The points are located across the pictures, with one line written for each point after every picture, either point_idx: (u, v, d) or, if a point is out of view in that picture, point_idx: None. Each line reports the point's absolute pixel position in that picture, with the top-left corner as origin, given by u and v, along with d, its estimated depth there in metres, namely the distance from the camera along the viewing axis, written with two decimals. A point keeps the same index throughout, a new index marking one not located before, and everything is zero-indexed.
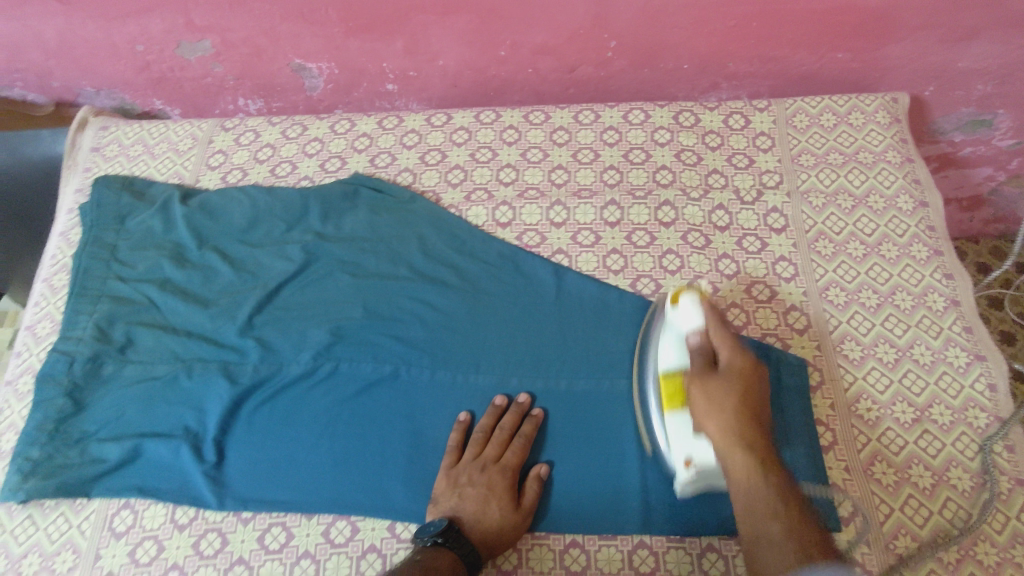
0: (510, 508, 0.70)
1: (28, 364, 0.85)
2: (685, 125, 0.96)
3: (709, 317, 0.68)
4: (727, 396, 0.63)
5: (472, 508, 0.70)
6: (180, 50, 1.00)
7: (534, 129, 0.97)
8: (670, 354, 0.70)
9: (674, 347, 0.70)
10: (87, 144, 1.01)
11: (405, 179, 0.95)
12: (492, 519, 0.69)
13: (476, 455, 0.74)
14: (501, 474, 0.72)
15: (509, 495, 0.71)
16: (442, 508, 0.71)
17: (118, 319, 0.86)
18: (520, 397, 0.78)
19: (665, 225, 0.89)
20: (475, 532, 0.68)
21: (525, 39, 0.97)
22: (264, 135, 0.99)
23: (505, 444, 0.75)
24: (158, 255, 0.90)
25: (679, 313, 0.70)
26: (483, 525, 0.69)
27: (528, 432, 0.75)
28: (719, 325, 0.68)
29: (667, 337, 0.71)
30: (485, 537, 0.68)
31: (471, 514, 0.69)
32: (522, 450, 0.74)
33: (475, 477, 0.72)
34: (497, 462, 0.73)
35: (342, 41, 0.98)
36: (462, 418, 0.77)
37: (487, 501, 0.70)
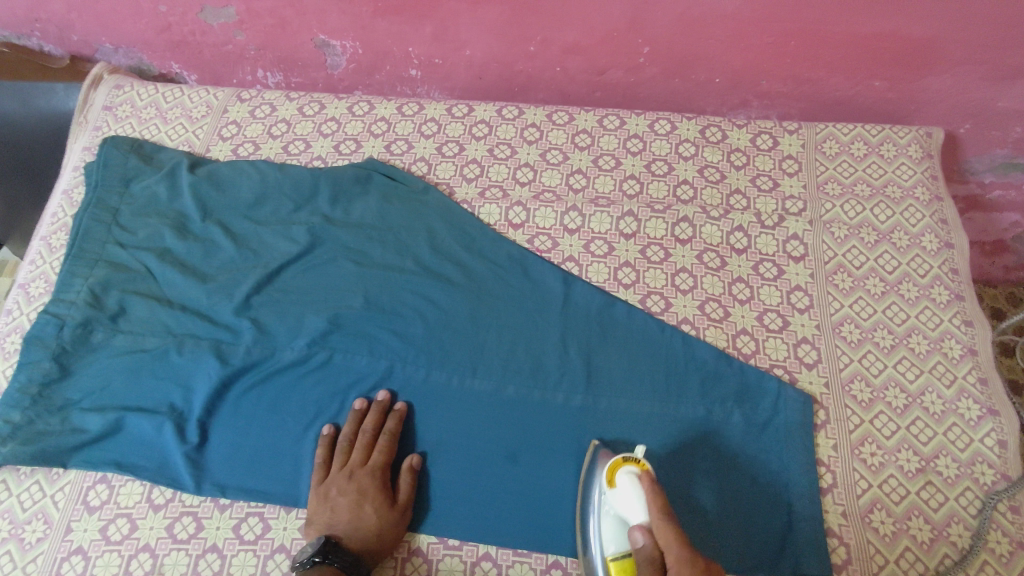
0: (387, 510, 0.70)
1: (17, 324, 0.83)
2: (711, 141, 0.93)
3: (650, 503, 0.61)
4: (653, 498, 0.60)
5: (346, 517, 0.69)
6: (202, 14, 0.97)
7: (557, 129, 0.94)
8: (611, 540, 0.64)
9: (614, 536, 0.64)
10: (99, 102, 0.98)
11: (419, 169, 0.92)
12: (369, 524, 0.68)
13: (344, 463, 0.73)
14: (370, 477, 0.71)
15: (382, 497, 0.70)
16: (316, 526, 0.69)
17: (113, 286, 0.83)
18: (379, 395, 0.77)
19: (681, 242, 0.86)
20: (355, 541, 0.67)
21: (557, 37, 0.94)
22: (280, 110, 0.97)
23: (369, 446, 0.74)
24: (160, 223, 0.87)
25: (618, 496, 0.63)
26: (361, 533, 0.68)
27: (391, 428, 0.75)
28: (659, 511, 0.59)
29: (608, 522, 0.64)
30: (367, 545, 0.67)
31: (347, 525, 0.68)
32: (386, 452, 0.73)
33: (344, 485, 0.71)
34: (364, 466, 0.73)
35: (368, 21, 0.95)
36: (325, 431, 0.75)
37: (360, 508, 0.69)
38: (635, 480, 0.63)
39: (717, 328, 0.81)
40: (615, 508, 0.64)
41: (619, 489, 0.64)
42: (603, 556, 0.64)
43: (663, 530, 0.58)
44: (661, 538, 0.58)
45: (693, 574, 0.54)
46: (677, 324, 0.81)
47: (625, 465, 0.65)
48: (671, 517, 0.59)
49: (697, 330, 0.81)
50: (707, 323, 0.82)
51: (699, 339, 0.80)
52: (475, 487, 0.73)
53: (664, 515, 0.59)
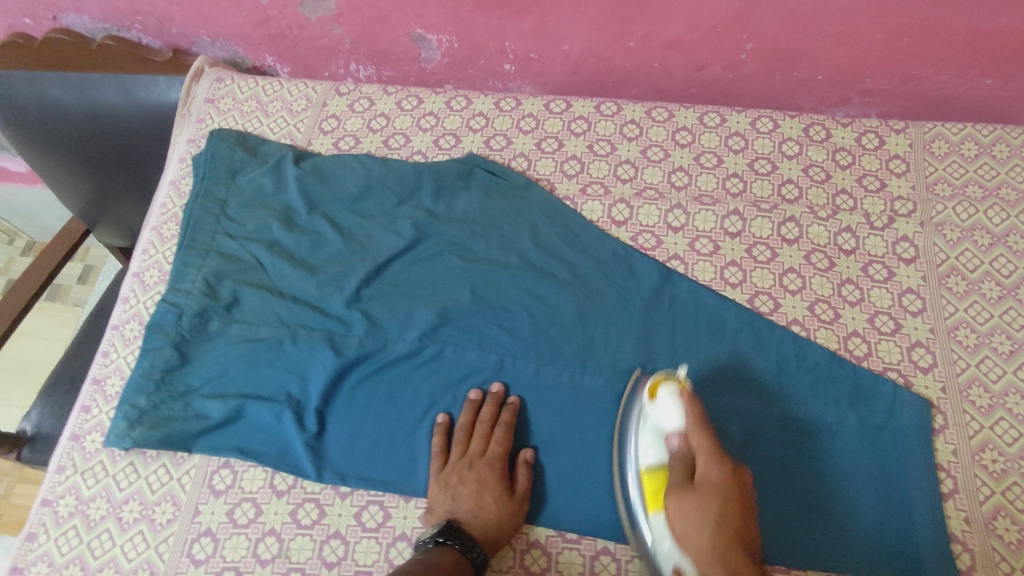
0: (506, 499, 0.71)
1: (135, 311, 0.85)
2: (815, 139, 0.92)
3: (689, 415, 0.66)
4: (693, 408, 0.66)
5: (468, 504, 0.71)
6: (302, 7, 0.97)
7: (657, 126, 0.94)
8: (650, 452, 0.68)
9: (653, 445, 0.69)
10: (201, 94, 1.00)
11: (520, 164, 0.92)
12: (489, 512, 0.70)
13: (463, 454, 0.75)
14: (490, 467, 0.73)
15: (501, 487, 0.72)
16: (439, 512, 0.71)
17: (226, 277, 0.85)
18: (494, 387, 0.78)
19: (788, 243, 0.85)
20: (476, 527, 0.69)
21: (659, 32, 0.92)
22: (379, 103, 0.97)
23: (488, 436, 0.75)
24: (268, 216, 0.89)
25: (658, 410, 0.68)
26: (482, 519, 0.69)
27: (508, 419, 0.76)
28: (698, 422, 0.65)
29: (645, 433, 0.70)
30: (487, 532, 0.69)
31: (468, 510, 0.70)
32: (505, 443, 0.75)
33: (464, 473, 0.73)
34: (483, 456, 0.74)
35: (469, 15, 0.94)
36: (441, 420, 0.77)
37: (481, 496, 0.71)
38: (674, 395, 0.68)
39: (827, 330, 0.80)
40: (654, 418, 0.69)
41: (660, 403, 0.68)
42: (638, 488, 0.69)
43: (698, 437, 0.65)
44: (697, 444, 0.65)
45: (722, 479, 0.62)
46: (787, 325, 0.81)
47: (667, 382, 0.69)
48: (708, 429, 0.65)
49: (808, 331, 0.81)
50: (818, 324, 0.81)
51: (810, 341, 0.80)
52: (588, 483, 0.74)
53: (704, 429, 0.65)
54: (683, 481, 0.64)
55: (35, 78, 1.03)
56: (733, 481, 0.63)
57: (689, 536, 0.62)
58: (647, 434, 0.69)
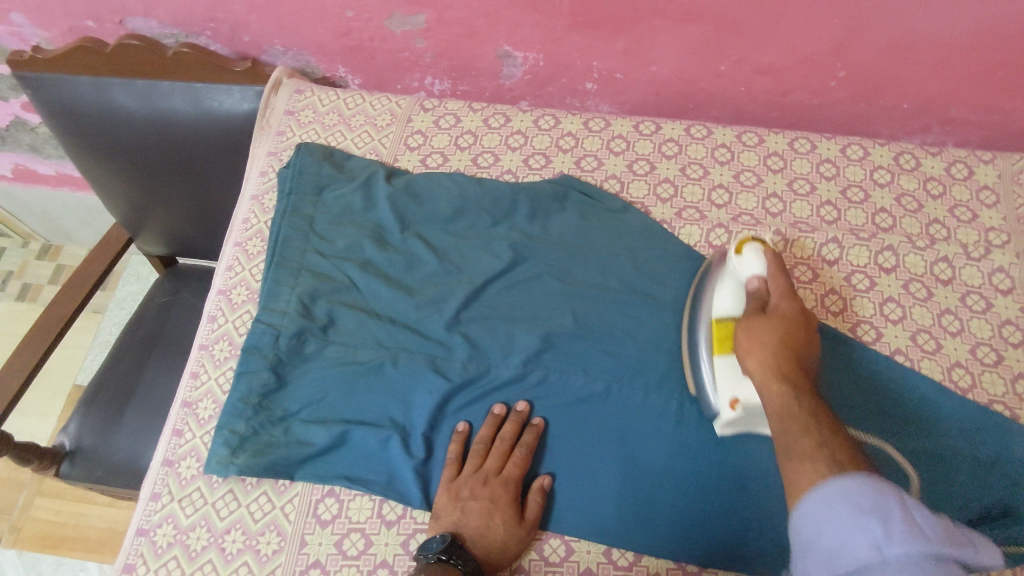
0: (513, 524, 0.70)
1: (224, 330, 0.82)
2: (905, 168, 0.92)
3: (770, 267, 0.73)
4: (777, 280, 0.72)
5: (474, 523, 0.69)
6: (389, 21, 0.95)
7: (747, 151, 0.93)
8: (728, 299, 0.74)
9: (733, 293, 0.74)
10: (281, 105, 0.97)
11: (612, 186, 0.92)
12: (495, 534, 0.69)
13: (478, 468, 0.73)
14: (503, 487, 0.72)
15: (512, 509, 0.70)
16: (444, 522, 0.70)
17: (320, 296, 0.83)
18: (520, 405, 0.77)
19: (886, 271, 0.85)
20: (477, 548, 0.68)
21: (753, 58, 0.92)
22: (465, 120, 0.96)
23: (506, 455, 0.74)
24: (360, 233, 0.87)
25: (743, 263, 0.73)
26: (486, 541, 0.68)
27: (529, 442, 0.74)
28: (780, 272, 0.73)
29: (726, 283, 0.75)
30: (489, 554, 0.68)
31: (474, 529, 0.69)
32: (523, 461, 0.73)
33: (477, 490, 0.72)
34: (498, 475, 0.73)
35: (561, 33, 0.93)
36: (461, 429, 0.76)
37: (490, 516, 0.70)
38: (760, 251, 0.73)
39: (931, 360, 0.81)
40: (737, 272, 0.74)
41: (745, 257, 0.74)
42: (710, 359, 0.74)
43: (778, 282, 0.72)
44: (775, 287, 0.71)
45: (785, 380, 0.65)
46: (891, 355, 0.81)
47: (751, 241, 0.75)
48: (786, 276, 0.73)
49: (912, 361, 0.80)
50: (921, 354, 0.81)
51: (916, 371, 0.80)
52: (705, 515, 0.72)
53: (783, 280, 0.72)
54: (756, 307, 0.70)
55: (100, 83, 1.02)
56: (801, 316, 0.69)
57: (762, 411, 0.62)
58: (727, 284, 0.75)
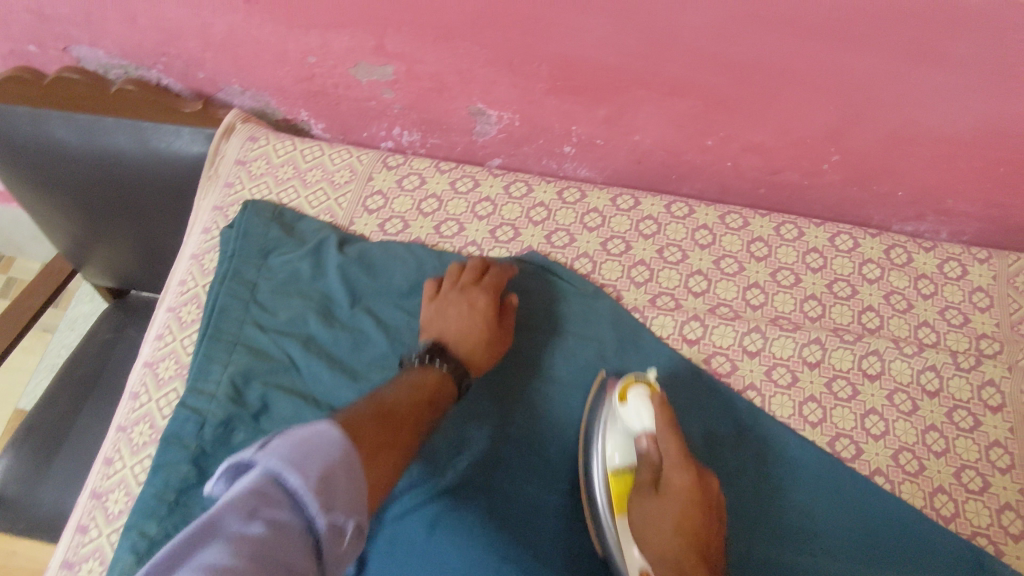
0: (493, 322, 0.74)
1: (145, 412, 0.75)
2: (896, 263, 0.86)
3: (658, 417, 0.67)
4: (663, 416, 0.67)
5: (459, 318, 0.72)
6: (354, 70, 0.88)
7: (730, 234, 0.87)
8: (617, 453, 0.68)
9: (619, 445, 0.69)
10: (232, 154, 0.90)
11: (583, 266, 0.85)
12: (476, 336, 0.72)
13: (455, 284, 0.77)
14: (482, 293, 0.75)
15: (492, 310, 0.74)
16: (429, 325, 0.73)
17: (255, 378, 0.75)
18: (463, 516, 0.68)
19: (870, 378, 0.79)
20: (463, 340, 0.71)
21: (742, 135, 0.86)
22: (431, 182, 0.89)
23: (478, 276, 0.78)
24: (305, 306, 0.79)
25: (627, 412, 0.69)
26: (468, 340, 0.71)
27: (498, 274, 0.78)
28: (665, 420, 0.67)
29: (614, 434, 0.69)
30: (476, 348, 0.71)
31: (456, 332, 0.71)
32: (491, 288, 0.76)
33: (457, 297, 0.74)
34: (475, 285, 0.76)
35: (539, 97, 0.86)
36: (433, 280, 0.78)
37: (472, 317, 0.73)
38: (646, 398, 0.68)
39: (913, 484, 0.75)
40: (622, 420, 0.69)
41: (629, 405, 0.69)
42: (605, 490, 0.67)
43: (669, 440, 0.66)
44: (666, 451, 0.66)
45: (688, 484, 0.64)
46: (871, 476, 0.75)
47: (636, 385, 0.69)
48: (676, 432, 0.67)
49: (892, 484, 0.75)
50: (902, 476, 0.75)
51: (896, 496, 0.74)
52: None
53: (674, 434, 0.66)
54: (651, 478, 0.66)
55: (38, 115, 0.93)
56: (699, 487, 0.64)
57: (652, 533, 0.63)
58: (614, 435, 0.69)
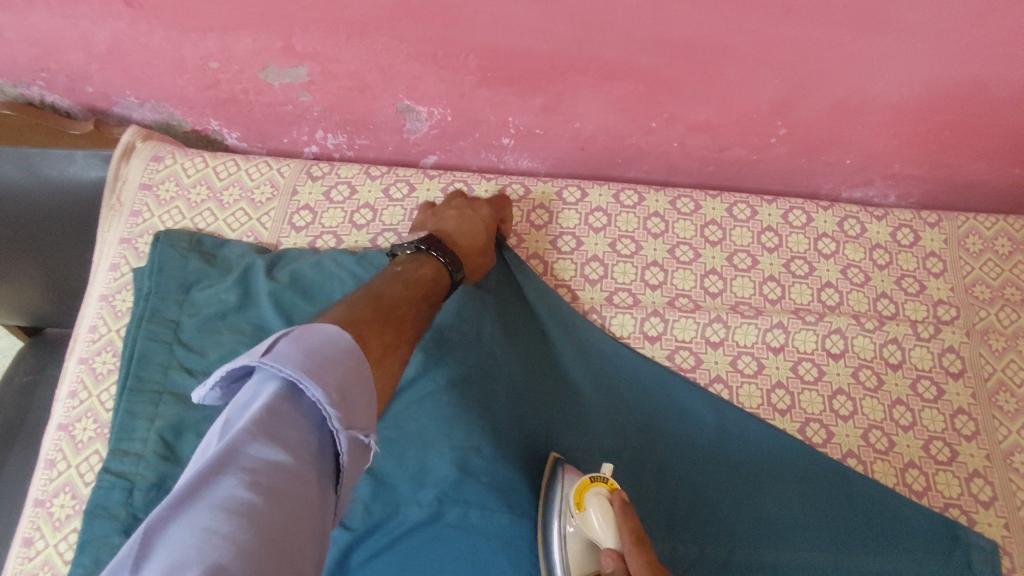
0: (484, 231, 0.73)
1: (65, 481, 0.67)
2: (851, 235, 0.84)
3: (618, 524, 0.55)
4: (624, 525, 0.54)
5: (453, 224, 0.72)
6: (263, 73, 0.79)
7: (683, 220, 0.83)
8: (581, 566, 0.57)
9: (580, 555, 0.58)
10: (135, 179, 0.81)
11: (536, 267, 0.81)
12: (469, 233, 0.72)
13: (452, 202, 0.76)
14: (478, 211, 0.75)
15: (487, 224, 0.74)
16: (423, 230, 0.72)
17: (188, 429, 0.68)
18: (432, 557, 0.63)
19: (834, 357, 0.78)
20: (457, 237, 0.70)
21: (687, 115, 0.82)
22: (362, 190, 0.82)
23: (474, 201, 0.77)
24: (237, 341, 0.72)
25: (582, 526, 0.57)
26: (461, 234, 0.71)
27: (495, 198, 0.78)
28: (627, 532, 0.54)
29: (572, 537, 0.59)
30: (468, 246, 0.70)
31: (451, 228, 0.71)
32: (493, 206, 0.77)
33: (454, 207, 0.74)
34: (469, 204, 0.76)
35: (470, 89, 0.80)
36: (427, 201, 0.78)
37: (464, 222, 0.73)
38: (607, 519, 0.55)
39: (884, 462, 0.74)
40: (582, 531, 0.58)
41: (586, 520, 0.57)
42: None
43: (634, 564, 0.52)
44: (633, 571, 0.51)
45: None
46: (843, 459, 0.74)
47: (593, 486, 0.58)
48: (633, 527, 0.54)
49: (864, 465, 0.74)
50: (873, 455, 0.74)
51: (869, 476, 0.73)
52: None
53: (641, 549, 0.53)
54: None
55: None
56: None
57: None
58: (574, 544, 0.58)
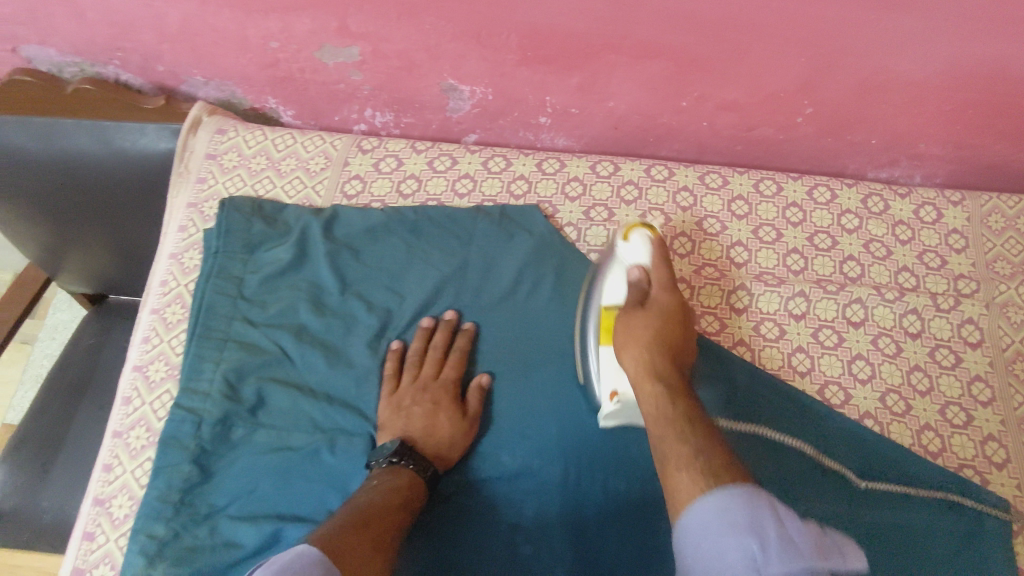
0: (459, 420, 0.73)
1: (140, 415, 0.74)
2: (874, 211, 0.87)
3: (656, 255, 0.71)
4: (659, 250, 0.71)
5: (420, 424, 0.72)
6: (319, 52, 0.86)
7: (711, 194, 0.88)
8: (614, 288, 0.71)
9: (616, 281, 0.71)
10: (201, 148, 0.88)
11: (570, 234, 0.85)
12: (444, 432, 0.72)
13: (415, 377, 0.76)
14: (442, 391, 0.74)
15: (454, 406, 0.73)
16: (391, 430, 0.72)
17: (249, 373, 0.75)
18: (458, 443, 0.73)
19: (854, 326, 0.81)
20: (429, 445, 0.71)
21: (716, 94, 0.86)
22: (408, 163, 0.88)
23: (439, 362, 0.77)
24: (295, 296, 0.79)
25: (628, 248, 0.72)
26: (435, 439, 0.71)
27: (462, 345, 0.77)
28: (666, 263, 0.70)
29: (613, 271, 0.72)
30: (439, 449, 0.71)
31: (423, 429, 0.72)
32: (452, 372, 0.76)
33: (418, 396, 0.74)
34: (436, 380, 0.75)
35: (511, 68, 0.85)
36: (427, 325, 0.78)
37: (434, 415, 0.73)
38: (647, 237, 0.71)
39: (900, 423, 0.77)
40: (621, 258, 0.72)
41: (631, 243, 0.72)
42: (596, 321, 0.71)
43: (660, 271, 0.69)
44: (658, 275, 0.69)
45: (671, 303, 0.67)
46: (860, 419, 0.77)
47: (641, 227, 0.73)
48: (669, 267, 0.70)
49: (881, 426, 0.77)
50: (890, 417, 0.77)
51: (885, 436, 0.76)
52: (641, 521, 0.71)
53: (667, 268, 0.70)
54: (635, 304, 0.67)
55: None
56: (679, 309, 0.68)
57: (631, 346, 0.64)
58: (613, 272, 0.72)
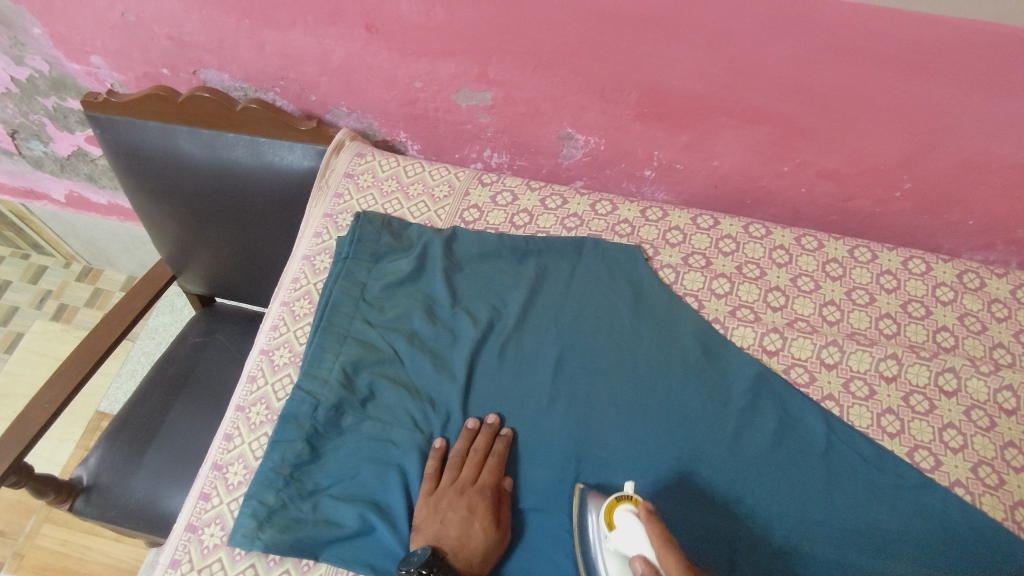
0: (492, 529, 0.72)
1: (263, 393, 0.82)
2: (970, 287, 0.89)
3: None
4: None
5: (454, 534, 0.70)
6: (455, 95, 0.96)
7: (806, 255, 0.92)
8: None
9: None
10: (341, 168, 0.99)
11: (667, 275, 0.90)
12: (475, 543, 0.70)
13: (454, 480, 0.75)
14: (480, 496, 0.73)
15: (488, 516, 0.72)
16: (425, 534, 0.71)
17: (363, 368, 0.81)
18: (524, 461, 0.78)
19: (947, 394, 0.82)
20: (459, 556, 0.69)
21: (818, 162, 0.91)
22: (522, 199, 0.96)
23: (479, 465, 0.76)
24: (411, 304, 0.86)
25: None
26: (468, 551, 0.69)
27: (500, 450, 0.77)
28: None
29: None
30: (471, 563, 0.69)
31: (454, 539, 0.70)
32: (492, 476, 0.75)
33: (454, 500, 0.73)
34: (474, 484, 0.74)
35: (627, 122, 0.93)
36: (471, 426, 0.78)
37: (469, 525, 0.71)
38: None
39: (993, 496, 0.76)
40: None
41: None
42: (603, 483, 0.72)
43: None
44: None
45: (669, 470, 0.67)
46: (951, 486, 0.76)
47: None
48: None
49: (972, 495, 0.76)
50: (982, 488, 0.76)
51: (976, 506, 0.75)
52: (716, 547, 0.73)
53: None
54: None
55: (166, 129, 1.04)
56: None
57: (641, 518, 0.65)
58: None
